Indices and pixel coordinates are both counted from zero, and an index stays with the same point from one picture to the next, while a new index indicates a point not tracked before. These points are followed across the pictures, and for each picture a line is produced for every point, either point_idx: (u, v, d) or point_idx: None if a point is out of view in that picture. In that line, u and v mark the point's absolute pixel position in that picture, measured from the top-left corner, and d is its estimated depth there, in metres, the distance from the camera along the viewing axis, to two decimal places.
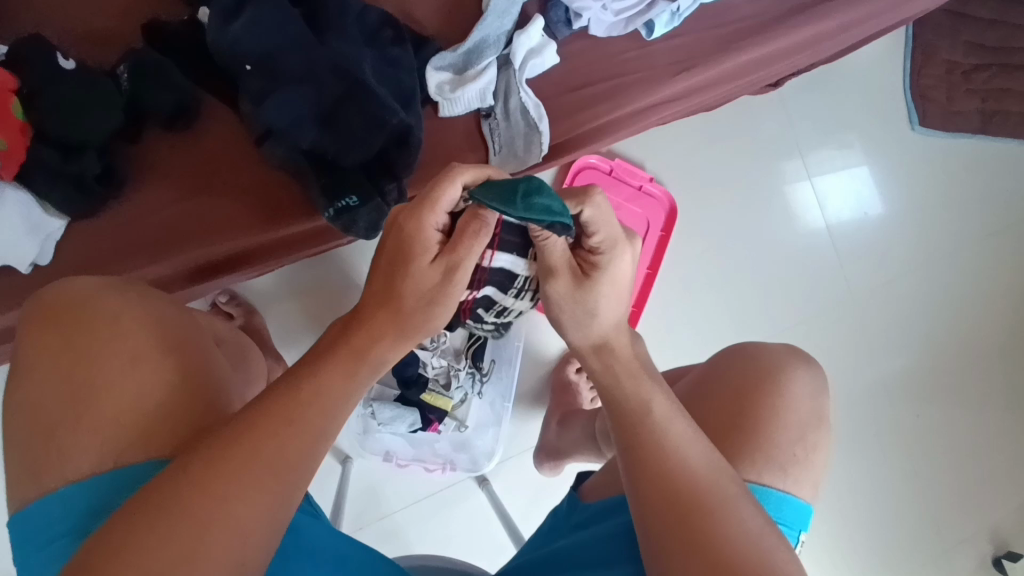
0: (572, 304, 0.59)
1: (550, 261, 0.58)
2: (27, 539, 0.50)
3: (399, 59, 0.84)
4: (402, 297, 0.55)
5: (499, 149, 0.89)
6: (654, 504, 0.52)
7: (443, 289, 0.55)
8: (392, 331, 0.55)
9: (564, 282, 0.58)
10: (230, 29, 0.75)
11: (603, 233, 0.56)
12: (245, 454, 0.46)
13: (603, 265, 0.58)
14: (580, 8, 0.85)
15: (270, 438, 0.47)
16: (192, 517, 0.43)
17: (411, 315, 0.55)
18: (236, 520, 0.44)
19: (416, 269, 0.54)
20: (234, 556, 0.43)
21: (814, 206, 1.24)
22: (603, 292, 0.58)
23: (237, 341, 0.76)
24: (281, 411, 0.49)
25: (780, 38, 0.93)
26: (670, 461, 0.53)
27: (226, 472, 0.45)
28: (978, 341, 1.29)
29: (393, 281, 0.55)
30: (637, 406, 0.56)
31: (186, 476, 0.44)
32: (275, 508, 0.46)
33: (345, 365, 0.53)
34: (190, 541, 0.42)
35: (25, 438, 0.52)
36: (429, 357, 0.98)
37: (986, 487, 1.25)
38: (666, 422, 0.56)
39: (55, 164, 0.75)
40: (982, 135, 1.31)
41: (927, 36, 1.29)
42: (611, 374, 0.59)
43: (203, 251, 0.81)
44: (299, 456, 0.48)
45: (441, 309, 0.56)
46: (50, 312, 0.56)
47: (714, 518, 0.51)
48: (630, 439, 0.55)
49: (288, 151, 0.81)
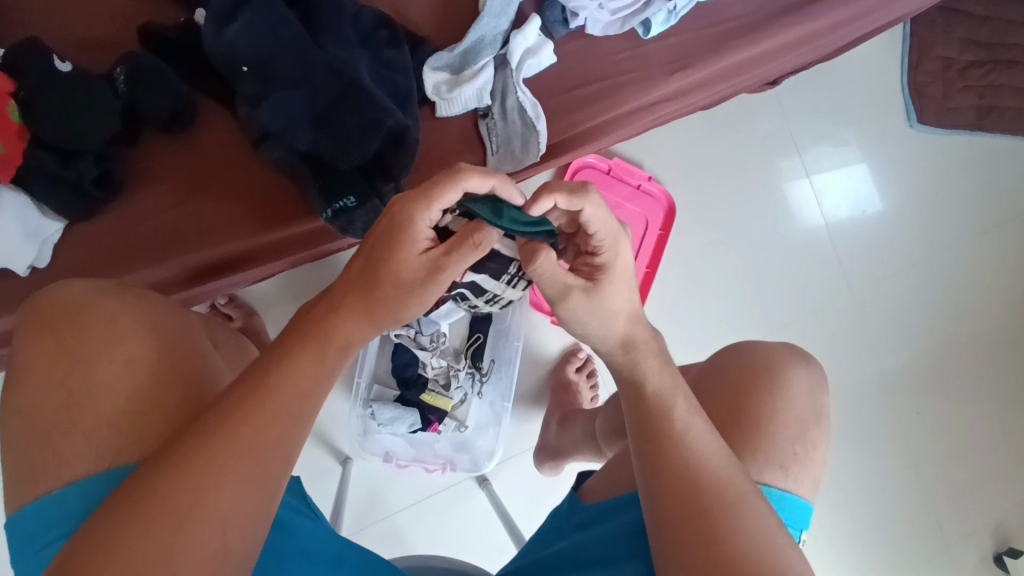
0: (591, 316, 0.57)
1: (556, 282, 0.56)
2: (23, 544, 0.50)
3: (394, 61, 0.84)
4: (380, 284, 0.54)
5: (497, 149, 0.88)
6: (666, 497, 0.52)
7: (423, 284, 0.54)
8: (359, 313, 0.54)
9: (578, 296, 0.56)
10: (225, 33, 0.76)
11: (602, 227, 0.56)
12: (223, 444, 0.46)
13: (609, 263, 0.57)
14: (576, 8, 0.85)
15: (244, 424, 0.47)
16: (171, 508, 0.43)
17: (386, 303, 0.54)
18: (217, 512, 0.44)
19: (402, 258, 0.53)
20: (216, 547, 0.44)
21: (812, 203, 1.25)
22: (616, 291, 0.57)
23: (233, 343, 0.75)
24: (253, 399, 0.48)
25: (775, 35, 0.93)
26: (690, 459, 0.53)
27: (205, 463, 0.45)
28: (977, 336, 1.29)
29: (374, 264, 0.54)
30: (663, 408, 0.55)
31: (167, 468, 0.45)
32: (262, 502, 0.46)
33: (313, 350, 0.51)
34: (174, 531, 0.43)
35: (21, 443, 0.52)
36: (429, 357, 0.99)
37: (987, 483, 1.25)
38: (686, 422, 0.55)
39: (53, 170, 0.75)
40: (980, 131, 1.30)
41: (921, 33, 1.29)
42: (637, 368, 0.57)
43: (200, 254, 0.81)
44: (279, 444, 0.48)
45: (417, 302, 0.55)
46: (46, 316, 0.56)
47: (730, 516, 0.51)
48: (650, 435, 0.55)
49: (286, 153, 0.80)
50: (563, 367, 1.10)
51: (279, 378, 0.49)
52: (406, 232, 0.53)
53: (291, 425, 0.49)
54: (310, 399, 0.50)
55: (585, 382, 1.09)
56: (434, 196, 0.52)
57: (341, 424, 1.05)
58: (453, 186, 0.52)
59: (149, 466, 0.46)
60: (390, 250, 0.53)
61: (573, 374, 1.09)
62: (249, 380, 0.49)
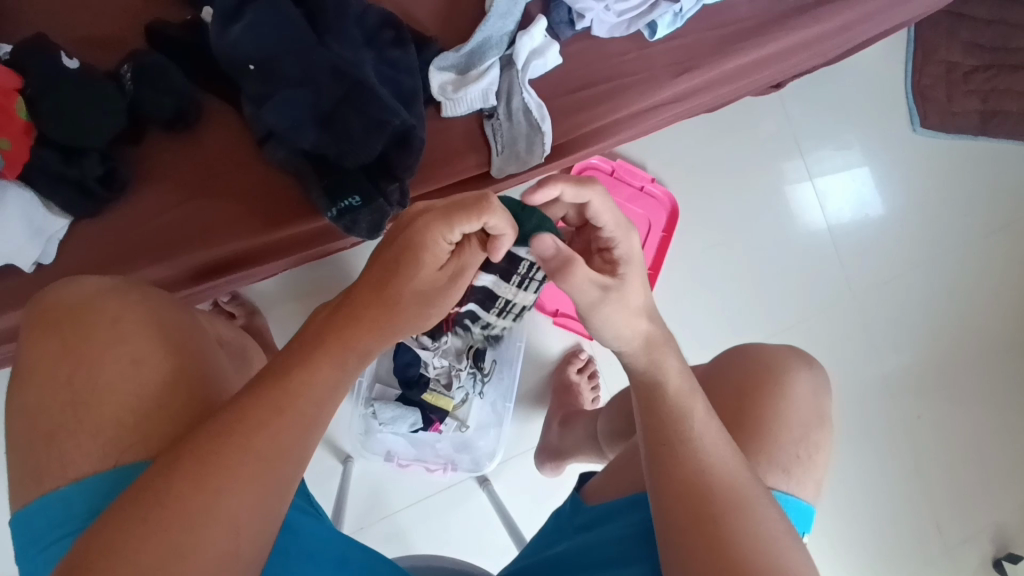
0: (623, 318, 0.56)
1: (589, 292, 0.54)
2: (29, 540, 0.51)
3: (399, 61, 0.84)
4: (404, 297, 0.53)
5: (502, 149, 0.88)
6: (676, 501, 0.53)
7: (446, 292, 0.56)
8: (383, 323, 0.53)
9: (612, 298, 0.55)
10: (231, 31, 0.76)
11: (610, 217, 0.57)
12: (238, 446, 0.46)
13: (627, 255, 0.58)
14: (582, 9, 0.85)
15: (260, 427, 0.47)
16: (184, 508, 0.43)
17: (404, 316, 0.54)
18: (228, 512, 0.44)
19: (426, 273, 0.54)
20: (225, 548, 0.44)
21: (814, 207, 1.25)
22: (637, 286, 0.57)
23: (238, 341, 0.75)
24: (269, 401, 0.48)
25: (781, 38, 0.93)
26: (703, 463, 0.53)
27: (218, 464, 0.45)
28: (979, 340, 1.29)
29: (395, 276, 0.53)
30: (680, 413, 0.55)
31: (179, 469, 0.45)
32: (271, 502, 0.46)
33: (335, 354, 0.51)
34: (184, 530, 0.43)
35: (26, 440, 0.52)
36: (430, 357, 0.96)
37: (986, 488, 1.25)
38: (701, 430, 0.55)
39: (58, 167, 0.75)
40: (982, 136, 1.30)
41: (926, 36, 1.29)
42: (659, 369, 0.57)
43: (203, 253, 0.81)
44: (291, 445, 0.48)
45: (438, 309, 0.57)
46: (51, 314, 0.56)
47: (738, 521, 0.51)
48: (665, 439, 0.55)
49: (290, 152, 0.81)
50: (565, 368, 1.10)
51: (293, 381, 0.49)
52: (426, 251, 0.53)
53: (304, 429, 0.49)
54: (321, 399, 0.50)
55: (586, 383, 1.09)
56: (458, 220, 0.53)
57: (344, 423, 1.05)
58: (477, 219, 0.53)
59: (161, 466, 0.45)
60: (410, 266, 0.53)
61: (575, 374, 1.09)
62: (264, 383, 0.49)
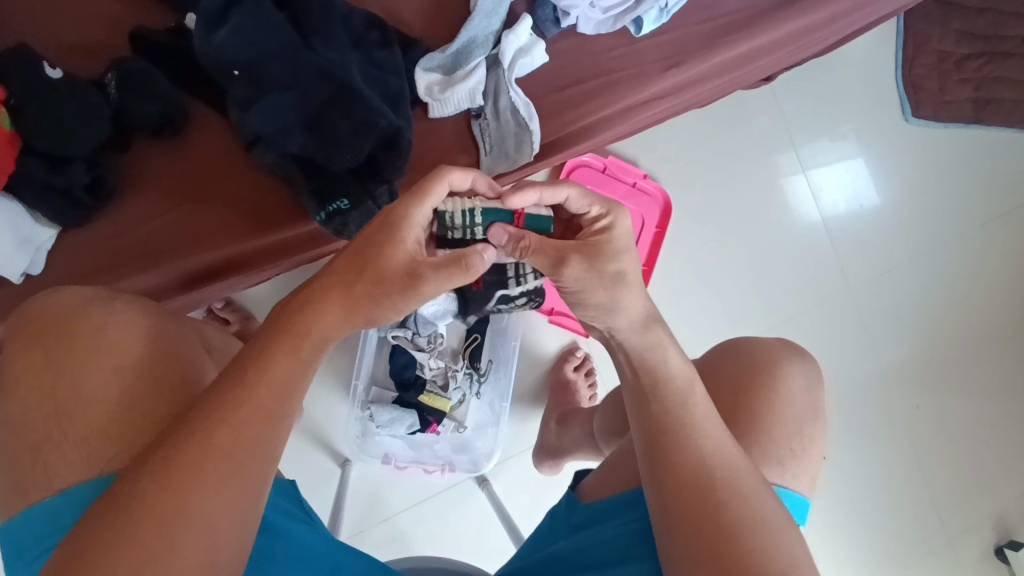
0: (597, 282, 0.56)
1: (553, 252, 0.56)
2: (17, 554, 0.51)
3: (385, 61, 0.84)
4: (365, 276, 0.53)
5: (490, 149, 0.88)
6: (679, 494, 0.52)
7: (401, 286, 0.53)
8: (338, 304, 0.53)
9: (579, 263, 0.55)
10: (215, 36, 0.75)
11: (590, 201, 0.58)
12: (210, 451, 0.45)
13: (611, 227, 0.58)
14: (568, 6, 0.85)
15: (223, 426, 0.46)
16: (159, 517, 0.43)
17: (363, 296, 0.53)
18: (203, 517, 0.44)
19: (389, 251, 0.53)
20: (199, 552, 0.44)
21: (809, 198, 1.24)
22: (619, 251, 0.57)
23: (225, 350, 0.73)
24: (230, 399, 0.47)
25: (770, 30, 0.93)
26: (705, 449, 0.53)
27: (186, 467, 0.45)
28: (976, 330, 1.29)
29: (364, 253, 0.54)
30: (681, 398, 0.55)
31: (153, 477, 0.45)
32: (246, 505, 0.46)
33: (290, 345, 0.51)
34: (157, 540, 0.43)
35: (11, 454, 0.52)
36: (426, 357, 1.01)
37: (989, 475, 1.25)
38: (704, 414, 0.55)
39: (44, 176, 0.75)
40: (975, 124, 1.30)
41: (917, 27, 1.28)
42: (661, 349, 0.57)
43: (191, 260, 0.81)
44: (258, 445, 0.47)
45: (393, 303, 0.54)
46: (36, 327, 0.56)
47: (740, 504, 0.52)
48: (665, 431, 0.54)
49: (277, 158, 0.80)
50: (563, 367, 1.10)
51: (255, 375, 0.49)
52: (402, 230, 0.54)
53: (268, 423, 0.48)
54: (284, 394, 0.49)
55: (584, 381, 1.09)
56: (426, 188, 0.55)
57: (340, 426, 1.05)
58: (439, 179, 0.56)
59: (135, 477, 0.45)
60: (382, 242, 0.54)
61: (573, 373, 1.09)
62: (230, 384, 0.48)
